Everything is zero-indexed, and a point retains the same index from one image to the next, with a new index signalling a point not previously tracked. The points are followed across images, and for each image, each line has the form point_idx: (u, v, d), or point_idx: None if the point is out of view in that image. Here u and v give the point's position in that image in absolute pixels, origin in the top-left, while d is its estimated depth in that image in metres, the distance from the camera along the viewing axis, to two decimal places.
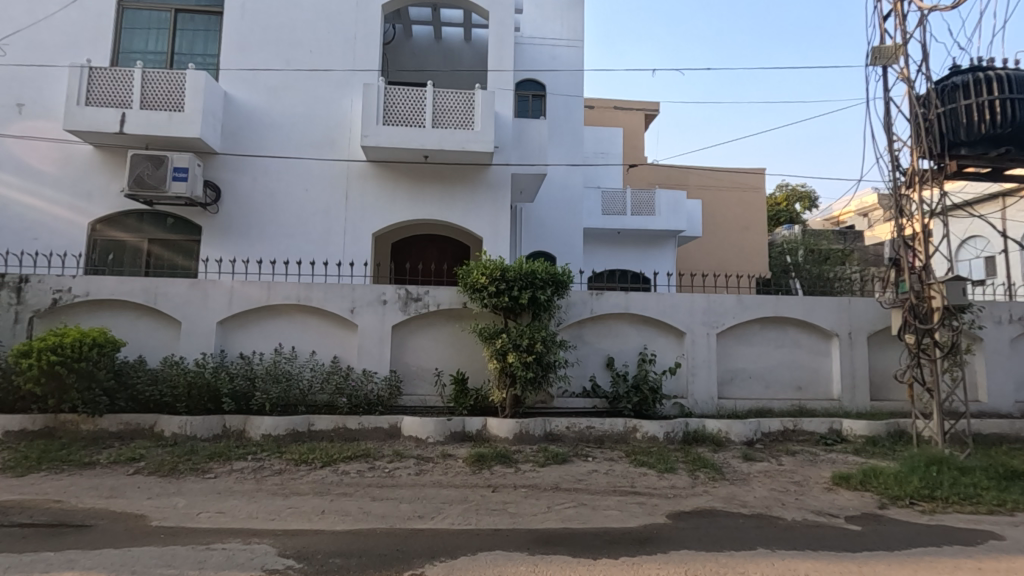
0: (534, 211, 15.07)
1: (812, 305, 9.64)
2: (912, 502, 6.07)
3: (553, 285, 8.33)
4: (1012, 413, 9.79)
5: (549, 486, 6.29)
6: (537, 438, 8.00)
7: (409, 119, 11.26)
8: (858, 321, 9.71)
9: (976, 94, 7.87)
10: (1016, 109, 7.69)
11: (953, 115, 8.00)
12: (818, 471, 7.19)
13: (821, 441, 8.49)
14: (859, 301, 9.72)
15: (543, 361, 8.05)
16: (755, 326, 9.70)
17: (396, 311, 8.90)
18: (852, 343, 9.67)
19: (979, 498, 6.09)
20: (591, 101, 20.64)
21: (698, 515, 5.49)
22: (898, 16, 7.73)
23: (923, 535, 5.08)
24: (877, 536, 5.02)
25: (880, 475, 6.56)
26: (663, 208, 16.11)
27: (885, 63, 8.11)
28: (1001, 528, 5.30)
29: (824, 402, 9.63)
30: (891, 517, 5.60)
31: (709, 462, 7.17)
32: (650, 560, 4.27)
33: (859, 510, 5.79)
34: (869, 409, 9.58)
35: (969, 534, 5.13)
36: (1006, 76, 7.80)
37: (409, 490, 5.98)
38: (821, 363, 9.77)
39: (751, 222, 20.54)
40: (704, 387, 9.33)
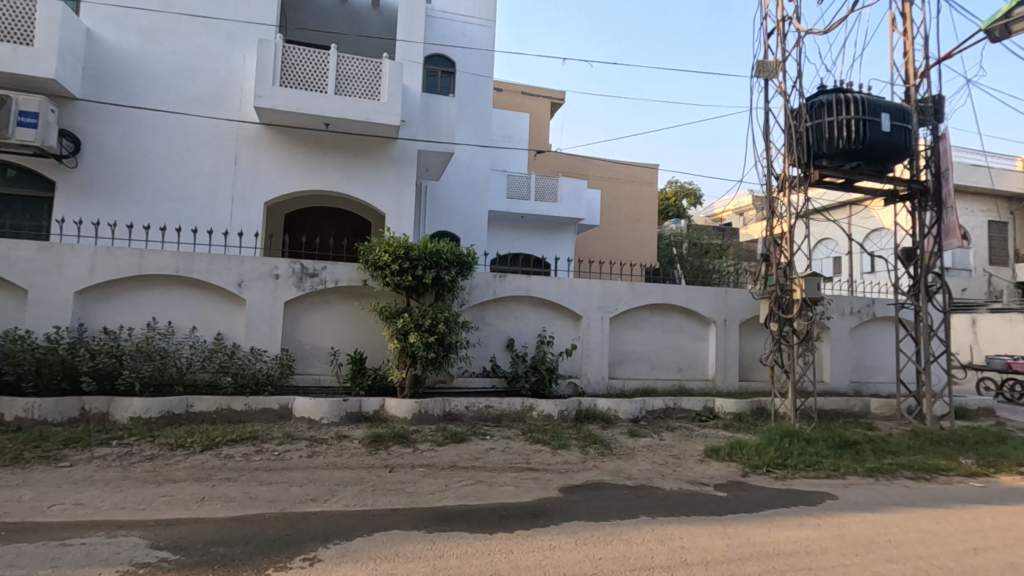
0: (439, 190, 14.85)
1: (694, 294, 10.49)
2: (768, 469, 6.89)
3: (457, 265, 8.28)
4: (848, 392, 11.38)
5: (446, 465, 6.33)
6: (436, 418, 7.99)
7: (309, 83, 10.56)
8: (732, 310, 10.72)
9: (838, 112, 8.90)
10: (868, 129, 8.80)
11: (819, 129, 9.00)
12: (693, 445, 7.91)
13: (696, 417, 9.33)
14: (734, 292, 10.73)
15: (445, 342, 8.03)
16: (644, 312, 10.37)
17: (289, 287, 8.40)
18: (727, 330, 10.67)
19: (820, 464, 7.05)
20: (499, 84, 20.64)
21: (588, 488, 5.84)
22: (781, 34, 8.50)
23: (777, 498, 5.80)
24: (740, 501, 5.65)
25: (744, 447, 7.36)
26: (565, 195, 16.62)
27: (767, 76, 8.91)
28: (836, 490, 6.19)
29: (700, 381, 10.57)
30: (751, 483, 6.33)
31: (599, 439, 7.60)
32: (544, 532, 4.48)
33: (726, 479, 6.48)
34: (737, 389, 10.67)
35: (812, 496, 5.94)
36: (862, 99, 8.88)
37: (301, 473, 5.73)
38: (699, 347, 10.69)
39: (643, 215, 21.80)
40: (597, 367, 9.84)
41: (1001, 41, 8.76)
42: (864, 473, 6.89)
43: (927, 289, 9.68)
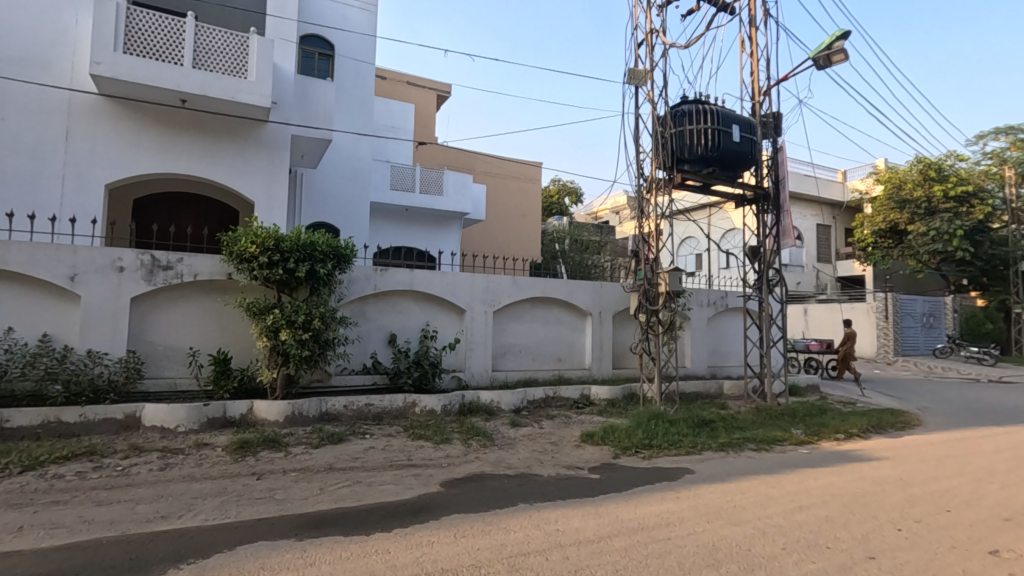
0: (317, 178, 14.06)
1: (572, 287, 10.99)
2: (637, 450, 7.42)
3: (334, 258, 7.88)
4: (705, 375, 12.62)
5: (321, 467, 6.03)
6: (311, 419, 7.57)
7: (160, 53, 9.43)
8: (607, 303, 11.39)
9: (697, 121, 9.78)
10: (721, 138, 9.76)
11: (682, 136, 9.82)
12: (570, 431, 8.30)
13: (574, 405, 9.80)
14: (609, 286, 11.40)
15: (321, 339, 7.62)
16: (526, 305, 10.66)
17: (136, 281, 7.46)
18: (602, 321, 11.31)
19: (681, 442, 7.75)
20: (382, 71, 19.98)
21: (469, 480, 5.89)
22: (649, 45, 9.13)
23: (644, 476, 6.27)
24: (611, 481, 6.04)
25: (616, 431, 7.86)
26: (450, 189, 16.53)
27: (637, 84, 9.53)
28: (694, 465, 6.84)
29: (578, 370, 11.10)
30: (621, 464, 6.78)
31: (481, 431, 7.70)
32: (424, 527, 4.44)
33: (599, 461, 6.88)
34: (611, 376, 11.37)
35: (673, 471, 6.51)
36: (717, 111, 9.83)
37: (150, 489, 5.13)
38: (577, 338, 11.22)
39: (528, 211, 22.36)
40: (480, 360, 9.93)
41: (824, 69, 10.15)
42: (717, 448, 7.69)
43: (768, 283, 10.99)
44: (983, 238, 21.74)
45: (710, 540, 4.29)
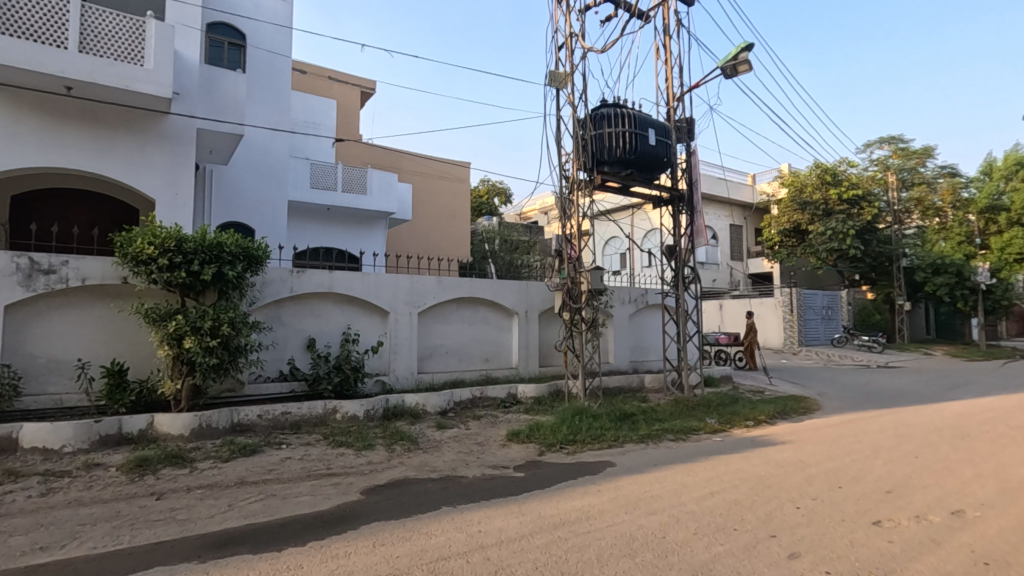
0: (228, 175, 13.25)
1: (498, 287, 11.03)
2: (561, 446, 7.55)
3: (244, 259, 7.45)
4: (628, 369, 13.07)
5: (231, 482, 5.67)
6: (221, 431, 7.11)
7: (39, 34, 8.49)
8: (532, 302, 11.52)
9: (616, 125, 10.09)
10: (638, 141, 10.14)
11: (601, 138, 10.10)
12: (497, 431, 8.31)
13: (501, 404, 9.84)
14: (534, 285, 11.55)
15: (231, 345, 7.18)
16: (452, 306, 10.58)
17: (11, 287, 6.71)
18: (528, 320, 11.44)
19: (603, 436, 7.97)
20: (301, 65, 19.15)
21: (391, 486, 5.74)
22: (569, 49, 9.32)
23: (567, 472, 6.38)
24: (535, 479, 6.09)
25: (541, 428, 7.96)
26: (374, 188, 16.11)
27: (558, 86, 9.69)
28: (616, 457, 7.04)
29: (505, 370, 11.15)
30: (545, 461, 6.87)
31: (406, 435, 7.55)
32: (341, 538, 4.28)
33: (524, 459, 6.93)
34: (538, 374, 11.52)
35: (595, 465, 6.68)
36: (634, 115, 10.20)
37: (27, 518, 4.61)
38: (504, 337, 11.27)
39: (456, 210, 22.19)
40: (405, 363, 9.74)
41: (731, 78, 10.79)
42: (637, 440, 7.97)
43: (684, 280, 11.54)
44: (871, 238, 23.97)
45: (628, 530, 4.43)
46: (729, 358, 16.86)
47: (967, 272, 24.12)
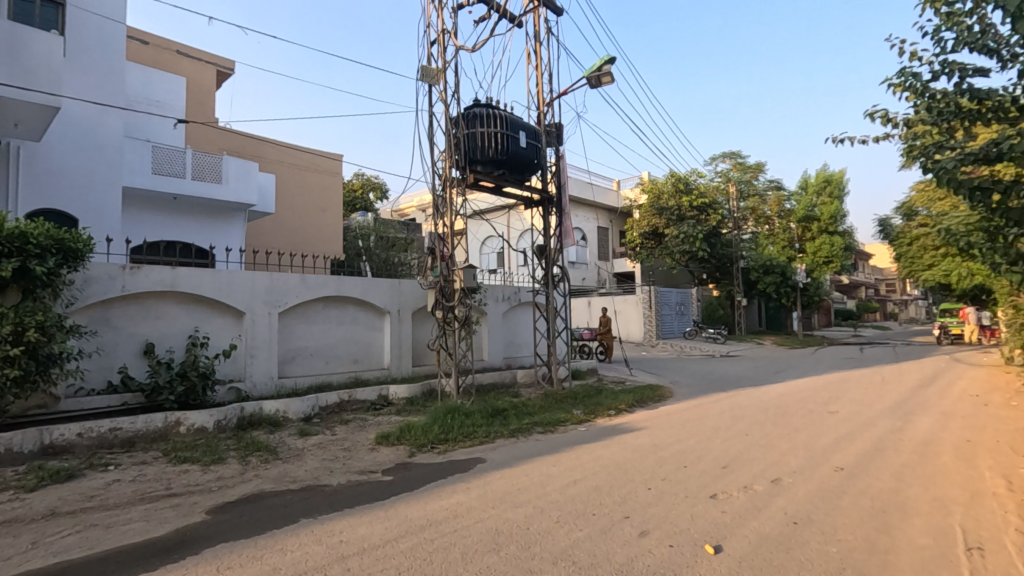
0: (42, 154, 11.29)
1: (368, 285, 10.65)
2: (433, 446, 7.48)
3: (59, 253, 6.42)
4: (501, 366, 13.33)
5: (38, 515, 4.82)
6: (26, 456, 6.03)
7: None
8: (405, 300, 11.30)
9: (488, 125, 10.22)
10: (510, 143, 10.36)
11: (474, 138, 10.17)
12: (365, 435, 8.01)
13: (371, 407, 9.52)
14: (407, 284, 11.32)
15: (41, 354, 6.13)
16: (317, 305, 10.01)
17: None
18: (400, 319, 11.19)
19: (475, 433, 8.03)
20: (141, 34, 16.92)
21: (244, 502, 5.27)
22: (441, 46, 9.24)
23: (437, 471, 6.33)
24: (404, 481, 5.96)
25: (412, 429, 7.83)
26: (231, 176, 14.71)
27: (430, 82, 9.57)
28: (486, 453, 7.14)
29: (376, 371, 10.79)
30: (416, 462, 6.75)
31: (263, 445, 6.99)
32: (178, 566, 3.81)
33: (394, 462, 6.75)
34: (410, 374, 11.31)
35: (466, 462, 6.70)
36: (506, 116, 10.40)
37: None
38: (375, 337, 10.91)
39: (327, 205, 21.03)
40: (264, 367, 9.02)
41: (596, 88, 11.44)
42: (508, 435, 8.14)
43: (553, 279, 12.01)
44: (716, 241, 26.88)
45: (494, 525, 4.48)
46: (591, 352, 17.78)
47: (789, 273, 28.31)
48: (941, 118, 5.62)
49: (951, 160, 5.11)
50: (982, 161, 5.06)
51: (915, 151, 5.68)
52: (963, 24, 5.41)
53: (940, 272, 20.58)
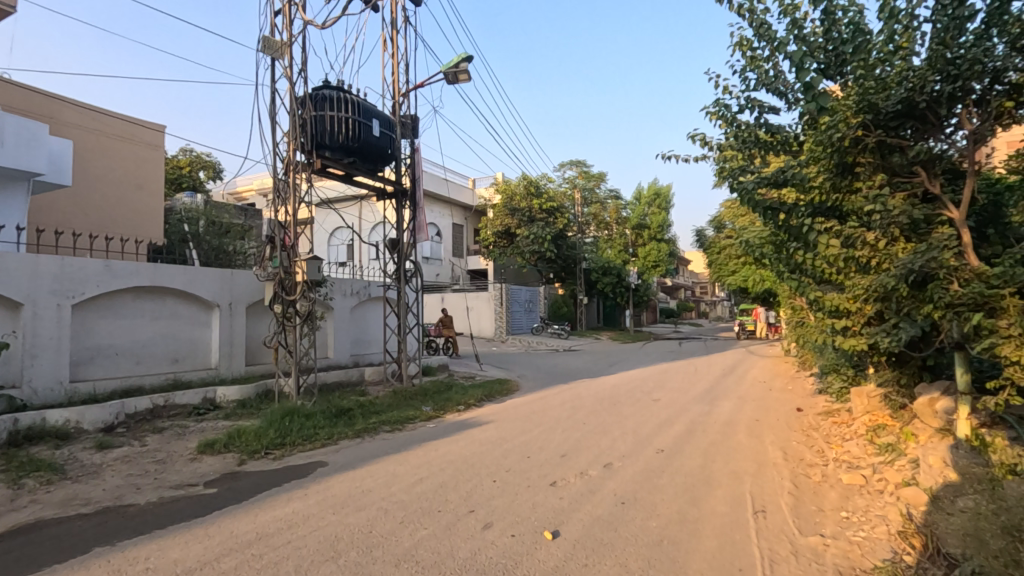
0: None
1: (192, 275, 9.44)
2: (267, 452, 6.85)
3: None
4: (348, 363, 12.72)
5: None
6: None
7: None
8: (238, 293, 10.22)
9: (338, 109, 9.64)
10: (361, 130, 9.89)
11: (322, 121, 9.54)
12: (184, 444, 7.07)
13: (193, 412, 8.47)
14: (240, 274, 10.25)
15: None
16: (126, 297, 8.67)
17: None
18: (231, 314, 10.10)
19: (316, 436, 7.53)
20: None
21: (14, 534, 4.32)
22: (287, 17, 8.51)
23: (271, 479, 5.81)
24: (231, 492, 5.37)
25: (242, 434, 7.11)
26: (10, 138, 11.69)
27: (273, 55, 8.76)
28: (327, 456, 6.73)
29: (200, 371, 9.62)
30: (246, 471, 6.13)
31: (45, 463, 5.82)
32: None
33: (219, 472, 6.05)
34: (243, 374, 10.27)
35: (304, 467, 6.25)
36: (358, 102, 9.92)
37: None
38: (200, 334, 9.72)
39: (145, 181, 18.18)
40: (50, 370, 7.56)
41: (453, 84, 11.43)
42: (353, 435, 7.78)
43: (405, 274, 11.75)
44: (562, 243, 28.57)
45: (333, 532, 4.23)
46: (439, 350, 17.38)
47: (624, 275, 31.36)
48: (744, 145, 6.58)
49: (750, 183, 6.03)
50: (773, 184, 6.06)
51: (724, 171, 6.56)
52: (762, 68, 6.37)
53: (740, 277, 24.24)
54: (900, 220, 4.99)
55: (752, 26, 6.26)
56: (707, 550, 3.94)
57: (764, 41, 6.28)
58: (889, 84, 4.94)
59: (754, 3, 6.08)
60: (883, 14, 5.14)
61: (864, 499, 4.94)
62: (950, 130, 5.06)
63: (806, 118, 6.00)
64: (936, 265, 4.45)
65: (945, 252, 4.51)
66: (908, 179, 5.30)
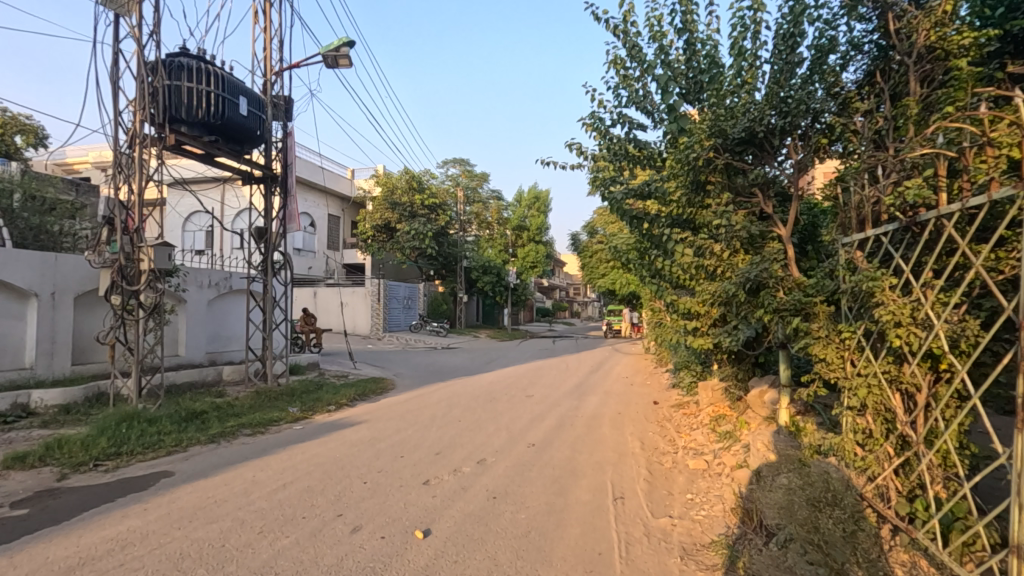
0: None
1: (3, 259, 8.00)
2: (96, 464, 5.99)
3: None
4: (202, 362, 11.56)
5: None
6: None
7: None
8: (64, 281, 8.85)
9: (197, 81, 8.68)
10: (224, 106, 8.99)
11: (176, 93, 8.54)
12: None
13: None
14: (68, 260, 8.88)
15: None
16: None
17: None
18: (55, 305, 8.71)
19: (160, 443, 6.74)
20: None
21: None
22: None
23: (101, 494, 5.10)
24: (47, 512, 4.62)
25: (65, 445, 6.16)
26: None
27: (117, 12, 7.71)
28: (174, 465, 6.06)
29: (9, 373, 8.16)
30: (68, 487, 5.30)
31: None
32: None
33: (32, 490, 5.16)
34: (68, 375, 8.90)
35: (145, 479, 5.57)
36: (223, 76, 9.02)
37: None
38: (12, 328, 8.25)
39: None
40: None
41: (332, 69, 10.87)
42: (206, 440, 7.09)
43: (273, 265, 10.93)
44: (444, 241, 28.41)
45: (179, 549, 3.83)
46: (308, 346, 16.21)
47: (503, 274, 32.02)
48: (615, 158, 7.03)
49: (620, 193, 6.66)
50: (639, 195, 6.68)
51: (596, 180, 7.04)
52: (632, 86, 6.87)
53: (610, 280, 25.91)
54: (741, 235, 5.69)
55: (625, 46, 6.72)
56: (571, 538, 4.17)
57: (635, 61, 6.77)
58: (736, 114, 5.52)
59: (627, 25, 6.54)
60: (733, 51, 5.81)
61: (705, 482, 5.55)
62: (781, 158, 5.82)
63: (668, 137, 6.60)
64: (767, 276, 5.16)
65: (774, 264, 5.21)
66: (748, 199, 6.01)
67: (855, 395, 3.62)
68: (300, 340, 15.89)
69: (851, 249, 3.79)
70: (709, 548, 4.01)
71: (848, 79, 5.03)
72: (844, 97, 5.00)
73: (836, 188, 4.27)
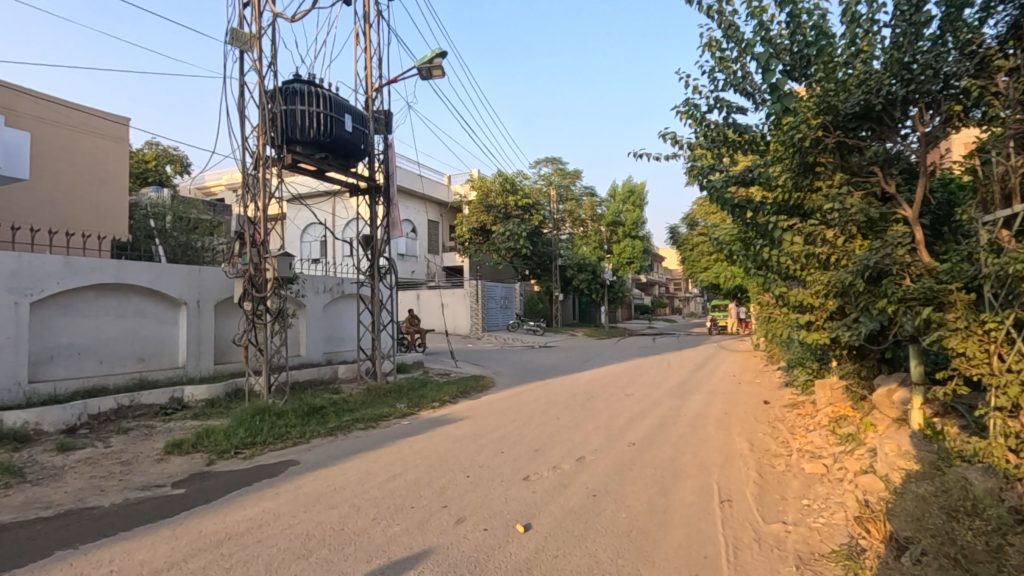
0: None
1: (159, 272, 9.26)
2: (236, 451, 6.76)
3: None
4: (320, 361, 12.59)
5: None
6: None
7: None
8: (206, 290, 10.04)
9: (309, 104, 9.50)
10: (332, 124, 9.73)
11: (292, 116, 9.39)
12: (151, 445, 6.94)
13: (160, 412, 8.35)
14: (209, 271, 10.07)
15: None
16: (89, 293, 8.49)
17: None
18: (200, 311, 9.93)
19: (287, 434, 7.46)
20: None
21: None
22: None
23: (240, 478, 5.74)
24: (198, 493, 5.29)
25: (212, 434, 7.00)
26: None
27: (241, 48, 8.63)
28: (299, 455, 6.67)
29: (167, 370, 9.43)
30: (215, 471, 6.02)
31: (4, 467, 5.73)
32: None
33: (186, 473, 5.93)
34: (211, 373, 10.09)
35: (276, 466, 6.19)
36: (331, 97, 9.78)
37: None
38: (167, 332, 9.52)
39: None
40: (7, 371, 7.39)
41: (427, 80, 11.38)
42: (325, 433, 7.72)
43: (379, 270, 11.64)
44: (538, 240, 28.66)
45: (305, 530, 4.23)
46: (412, 347, 17.03)
47: (598, 271, 31.58)
48: (713, 144, 6.69)
49: (719, 182, 6.32)
50: (741, 182, 6.30)
51: (694, 170, 6.75)
52: (730, 68, 6.51)
53: (713, 273, 24.58)
54: (858, 219, 5.20)
55: (721, 26, 6.39)
56: (674, 539, 4.05)
57: (732, 42, 6.42)
58: (849, 86, 5.12)
59: (722, 4, 6.22)
60: (845, 18, 5.32)
61: (824, 487, 5.13)
62: (905, 132, 5.28)
63: (772, 118, 6.16)
64: (890, 262, 4.69)
65: (899, 249, 4.72)
66: (866, 179, 5.49)
67: (1005, 394, 3.19)
68: (405, 341, 16.74)
69: (995, 227, 3.35)
70: (829, 558, 3.71)
71: (987, 35, 4.44)
72: (983, 55, 4.42)
73: (975, 159, 3.78)
